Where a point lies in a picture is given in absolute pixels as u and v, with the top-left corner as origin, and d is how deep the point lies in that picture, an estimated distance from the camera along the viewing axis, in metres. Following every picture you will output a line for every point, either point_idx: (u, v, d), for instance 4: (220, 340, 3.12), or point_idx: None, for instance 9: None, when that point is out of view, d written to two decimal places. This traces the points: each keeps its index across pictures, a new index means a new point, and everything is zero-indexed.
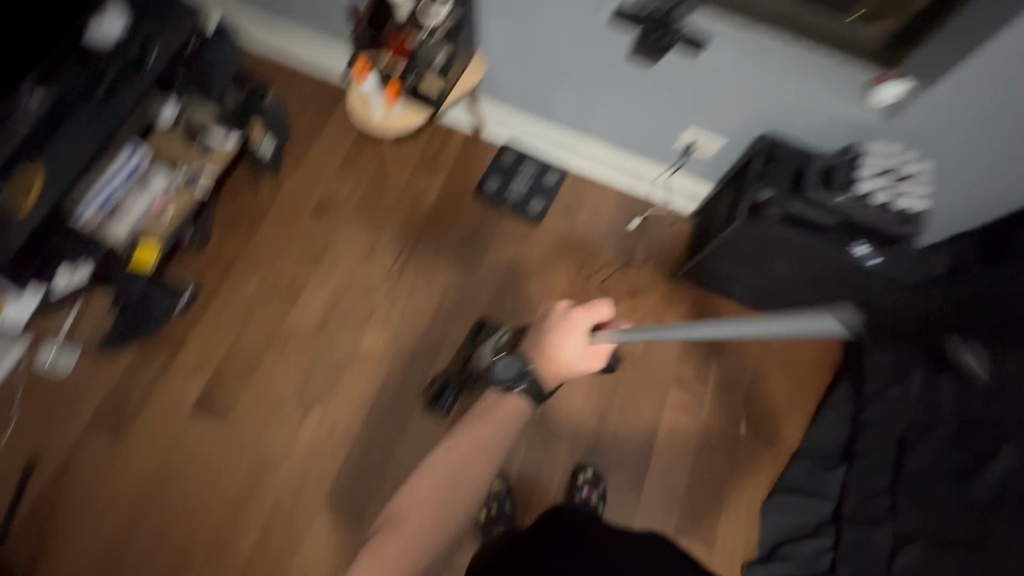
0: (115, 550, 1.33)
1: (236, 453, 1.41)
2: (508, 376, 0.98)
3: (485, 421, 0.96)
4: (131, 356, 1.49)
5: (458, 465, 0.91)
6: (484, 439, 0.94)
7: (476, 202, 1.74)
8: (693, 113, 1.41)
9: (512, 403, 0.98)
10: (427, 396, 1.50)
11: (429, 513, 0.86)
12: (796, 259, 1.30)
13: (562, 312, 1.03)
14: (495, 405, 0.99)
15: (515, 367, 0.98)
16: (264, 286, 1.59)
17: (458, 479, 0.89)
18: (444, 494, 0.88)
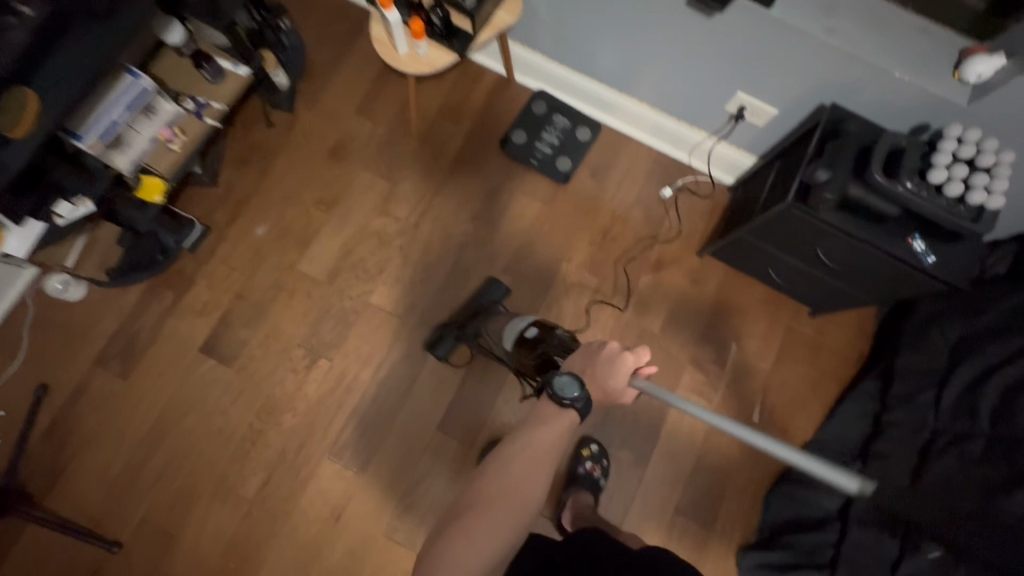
0: (124, 478, 1.35)
1: (244, 395, 1.42)
2: (566, 397, 0.87)
3: (545, 433, 0.86)
4: (141, 292, 1.46)
5: (519, 474, 0.82)
6: (547, 450, 0.86)
7: (501, 157, 1.63)
8: (747, 78, 1.27)
9: (565, 421, 0.88)
10: (429, 337, 1.46)
11: (491, 524, 0.76)
12: (842, 250, 1.19)
13: (611, 351, 0.95)
14: (551, 418, 0.87)
15: (576, 388, 0.87)
16: (275, 230, 1.53)
17: (520, 489, 0.81)
18: (505, 503, 0.79)
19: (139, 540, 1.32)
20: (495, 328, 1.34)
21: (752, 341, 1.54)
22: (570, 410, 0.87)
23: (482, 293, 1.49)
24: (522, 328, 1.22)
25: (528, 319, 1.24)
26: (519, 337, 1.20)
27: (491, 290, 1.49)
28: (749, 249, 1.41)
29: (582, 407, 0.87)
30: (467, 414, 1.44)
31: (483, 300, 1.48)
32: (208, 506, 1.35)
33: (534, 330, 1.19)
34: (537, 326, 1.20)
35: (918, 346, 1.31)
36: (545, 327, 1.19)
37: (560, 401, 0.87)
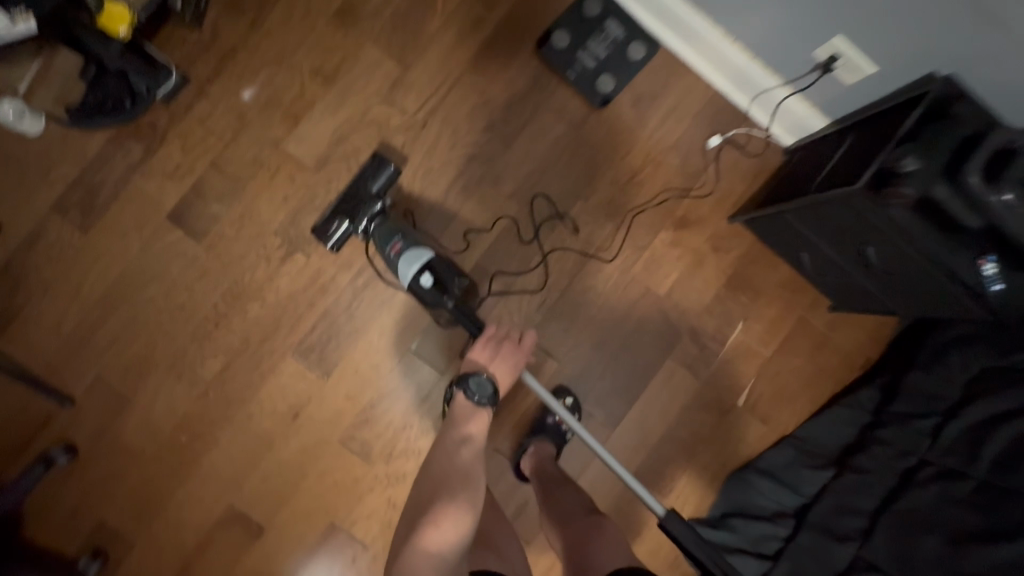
0: (78, 336, 1.30)
1: (209, 276, 1.32)
2: (484, 393, 1.10)
3: (471, 426, 1.08)
4: (107, 138, 1.32)
5: (464, 464, 1.02)
6: (479, 438, 1.08)
7: (534, 61, 1.40)
8: (856, 15, 1.01)
9: (484, 417, 1.10)
10: (319, 224, 1.32)
11: (454, 506, 0.95)
12: (896, 254, 1.00)
13: (506, 350, 1.17)
14: (472, 413, 1.10)
15: (489, 387, 1.11)
16: (263, 96, 1.34)
17: (469, 470, 1.01)
18: (464, 484, 0.99)
19: (91, 399, 1.29)
20: (387, 254, 1.23)
21: (758, 324, 1.42)
22: (484, 403, 1.10)
23: (368, 176, 1.32)
24: (415, 276, 1.18)
25: (421, 260, 1.18)
26: (414, 284, 1.18)
27: (377, 177, 1.32)
28: (789, 226, 1.23)
29: (492, 398, 1.11)
30: (441, 342, 1.35)
31: (370, 185, 1.31)
32: (163, 379, 1.31)
33: (431, 281, 1.18)
34: (431, 271, 1.19)
35: (930, 369, 1.21)
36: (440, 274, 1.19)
37: (477, 401, 1.10)
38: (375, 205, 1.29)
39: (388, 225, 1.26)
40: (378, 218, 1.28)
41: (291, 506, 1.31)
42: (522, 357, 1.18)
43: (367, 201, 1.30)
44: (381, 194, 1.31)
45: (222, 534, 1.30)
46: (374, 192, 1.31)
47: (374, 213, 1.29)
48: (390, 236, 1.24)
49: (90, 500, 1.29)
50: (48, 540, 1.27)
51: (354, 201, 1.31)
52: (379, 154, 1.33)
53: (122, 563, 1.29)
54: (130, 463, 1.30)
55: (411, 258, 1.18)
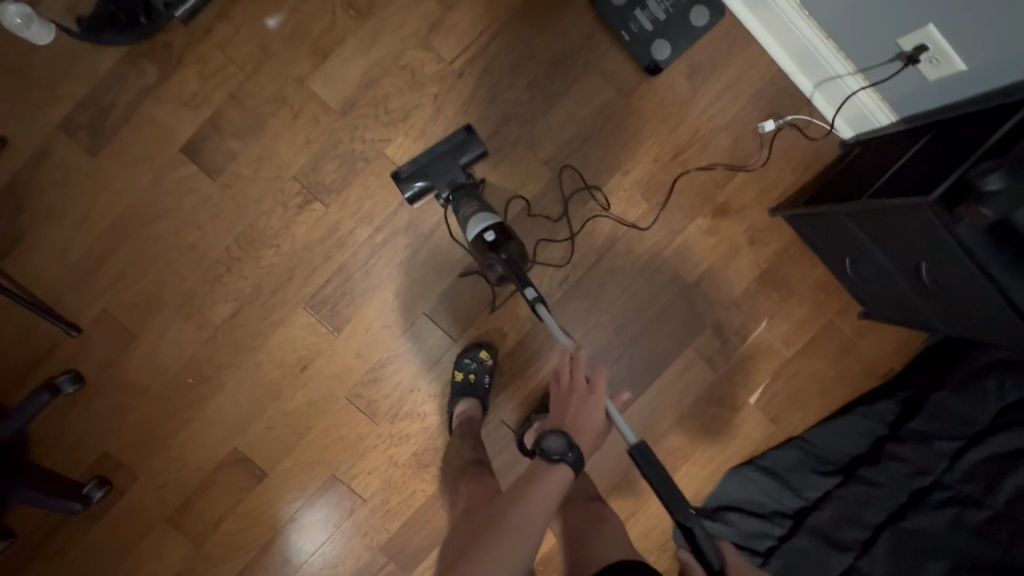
0: (85, 265, 1.26)
1: (222, 215, 1.26)
2: (558, 449, 0.90)
3: (544, 484, 0.88)
4: (120, 55, 1.23)
5: (520, 519, 0.83)
6: (549, 496, 0.87)
7: (586, 15, 1.28)
8: (951, 14, 0.90)
9: (559, 477, 0.89)
10: (399, 173, 1.24)
11: (490, 558, 0.77)
12: (953, 276, 0.95)
13: (577, 394, 1.02)
14: (546, 469, 0.90)
15: (563, 441, 0.91)
16: (291, 25, 1.24)
17: (520, 525, 0.82)
18: (509, 539, 0.80)
19: (98, 331, 1.27)
20: (461, 216, 1.18)
21: (784, 323, 1.36)
22: (564, 462, 0.90)
23: (460, 150, 1.24)
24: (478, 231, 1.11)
25: (489, 219, 1.12)
26: (477, 240, 1.12)
27: (464, 151, 1.24)
28: (840, 227, 1.15)
29: (574, 456, 0.91)
30: (456, 309, 1.31)
31: (458, 157, 1.24)
32: (172, 318, 1.28)
33: (494, 237, 1.11)
34: (496, 230, 1.12)
35: (961, 391, 1.22)
36: (506, 236, 1.12)
37: (550, 458, 0.90)
38: (460, 176, 1.23)
39: (470, 194, 1.21)
40: (458, 186, 1.22)
41: (294, 456, 1.32)
42: (596, 404, 1.01)
43: (454, 169, 1.23)
44: (467, 170, 1.25)
45: (225, 475, 1.31)
46: (460, 165, 1.24)
47: (456, 182, 1.23)
48: (466, 199, 1.19)
49: (95, 429, 1.29)
50: (53, 465, 1.29)
51: (439, 166, 1.24)
52: (472, 129, 1.26)
53: (127, 493, 1.31)
54: (137, 397, 1.29)
55: (478, 217, 1.12)
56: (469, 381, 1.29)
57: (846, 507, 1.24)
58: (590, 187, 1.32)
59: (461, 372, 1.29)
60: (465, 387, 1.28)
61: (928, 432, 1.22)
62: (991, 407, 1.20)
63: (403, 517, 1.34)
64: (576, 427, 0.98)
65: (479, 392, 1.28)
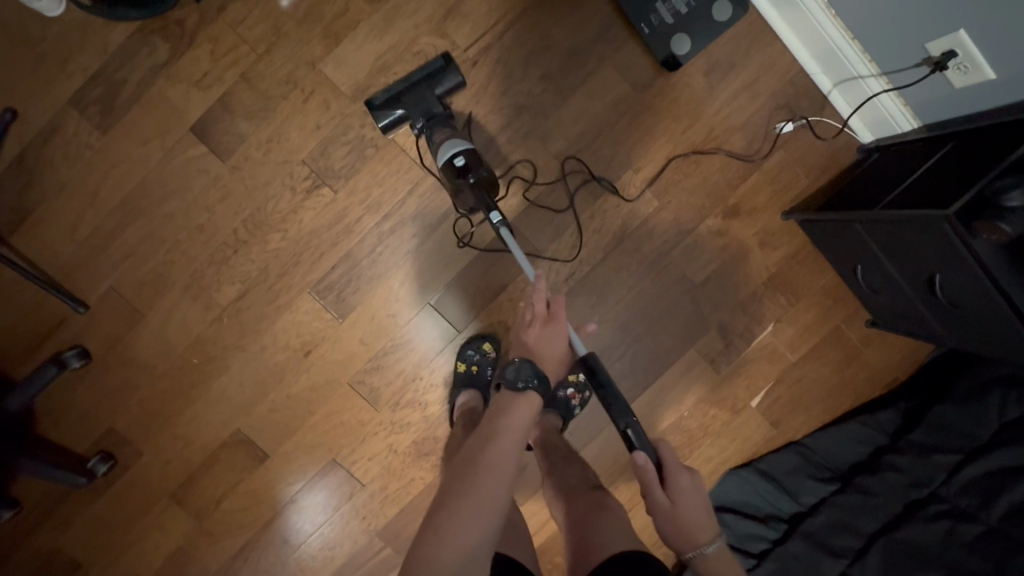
0: (93, 243, 1.26)
1: (230, 197, 1.26)
2: (521, 379, 0.88)
3: (512, 415, 0.86)
4: (132, 32, 1.22)
5: (494, 456, 0.80)
6: (519, 425, 0.85)
7: (604, 6, 1.26)
8: (985, 22, 0.88)
9: (527, 404, 0.88)
10: (374, 102, 1.19)
11: (467, 495, 0.76)
12: (965, 292, 0.94)
13: (535, 316, 0.99)
14: (511, 401, 0.88)
15: (524, 369, 0.89)
16: (304, 6, 1.22)
17: (495, 458, 0.80)
18: (485, 471, 0.78)
19: (105, 308, 1.28)
20: (432, 143, 1.13)
21: (790, 328, 1.35)
22: (530, 389, 0.88)
23: (435, 78, 1.20)
24: (449, 156, 1.05)
25: (460, 145, 1.06)
26: (447, 166, 1.06)
27: (440, 82, 1.19)
28: (852, 236, 1.14)
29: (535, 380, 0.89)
30: (462, 300, 1.31)
31: (433, 88, 1.19)
32: (178, 299, 1.28)
33: (463, 162, 1.05)
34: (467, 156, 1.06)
35: (964, 404, 1.21)
36: (477, 162, 1.06)
37: (515, 387, 0.88)
38: (436, 105, 1.18)
39: (443, 124, 1.16)
40: (433, 116, 1.17)
41: (296, 439, 1.33)
42: (559, 327, 0.99)
43: (429, 99, 1.18)
44: (442, 100, 1.19)
45: (227, 454, 1.33)
46: (437, 95, 1.19)
47: (430, 112, 1.17)
48: (439, 128, 1.14)
49: (101, 405, 1.31)
50: (59, 438, 1.31)
51: (414, 97, 1.18)
52: (449, 59, 1.21)
53: (130, 469, 1.33)
54: (142, 375, 1.30)
55: (449, 144, 1.07)
56: (472, 372, 1.29)
57: (842, 515, 1.24)
58: (600, 180, 1.30)
59: (465, 363, 1.29)
60: (468, 379, 1.29)
61: (927, 443, 1.22)
62: (992, 422, 1.18)
63: (402, 504, 1.35)
64: (537, 354, 0.96)
65: (481, 384, 1.29)
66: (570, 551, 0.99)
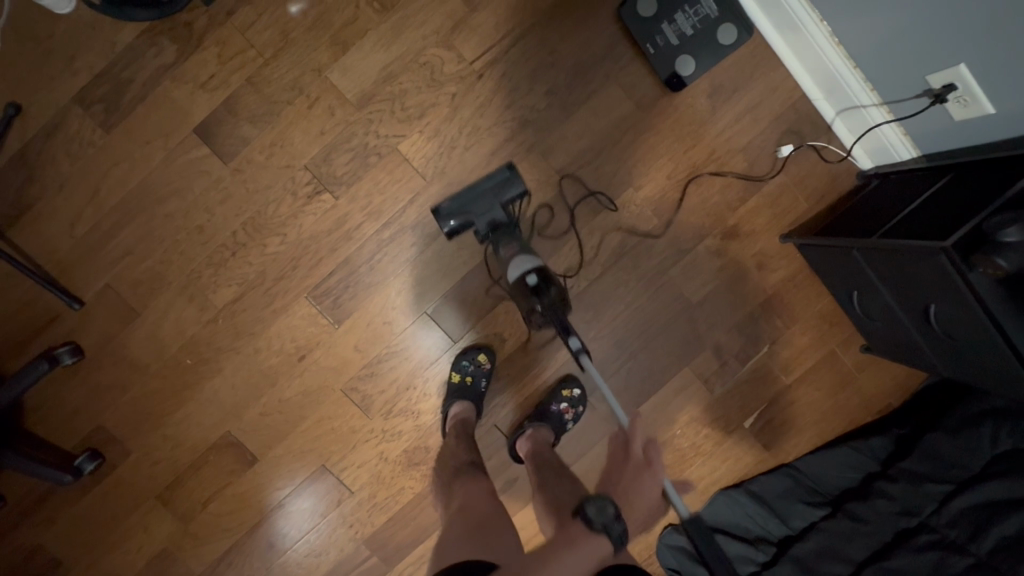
0: (91, 239, 1.26)
1: (232, 199, 1.26)
2: (600, 520, 0.90)
3: (580, 551, 0.89)
4: (141, 31, 1.22)
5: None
6: (583, 565, 0.89)
7: (611, 25, 1.27)
8: (984, 57, 0.88)
9: (597, 546, 0.89)
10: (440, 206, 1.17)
11: None
12: (960, 323, 0.94)
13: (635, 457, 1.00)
14: (584, 539, 0.91)
15: (609, 511, 0.91)
16: (313, 13, 1.23)
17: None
18: None
19: (100, 305, 1.27)
20: (501, 257, 1.16)
21: (784, 351, 1.35)
22: (604, 536, 0.89)
23: (500, 185, 1.17)
24: (522, 276, 1.09)
25: (531, 264, 1.11)
26: (519, 282, 1.10)
27: (506, 189, 1.16)
28: (849, 262, 1.14)
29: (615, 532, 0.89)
30: (459, 311, 1.31)
31: (499, 196, 1.17)
32: (174, 299, 1.28)
33: (536, 283, 1.07)
34: (538, 274, 1.09)
35: (956, 435, 1.22)
36: (547, 282, 1.09)
37: (593, 526, 0.90)
38: (501, 215, 1.16)
39: (511, 238, 1.17)
40: (500, 226, 1.17)
41: (287, 444, 1.32)
42: (655, 472, 0.96)
43: (494, 206, 1.16)
44: (507, 208, 1.18)
45: (216, 457, 1.32)
46: (502, 202, 1.17)
47: (495, 222, 1.17)
48: (509, 242, 1.16)
49: (91, 403, 1.30)
50: (47, 434, 1.30)
51: (479, 204, 1.17)
52: (513, 166, 1.17)
53: (118, 468, 1.32)
54: (135, 374, 1.30)
55: (519, 261, 1.11)
56: (466, 384, 1.28)
57: (832, 541, 1.23)
58: (600, 194, 1.30)
59: (459, 375, 1.28)
60: (462, 391, 1.28)
61: (918, 472, 1.22)
62: (985, 455, 1.18)
63: (390, 512, 1.34)
64: (625, 497, 0.96)
65: (474, 395, 1.28)
66: None
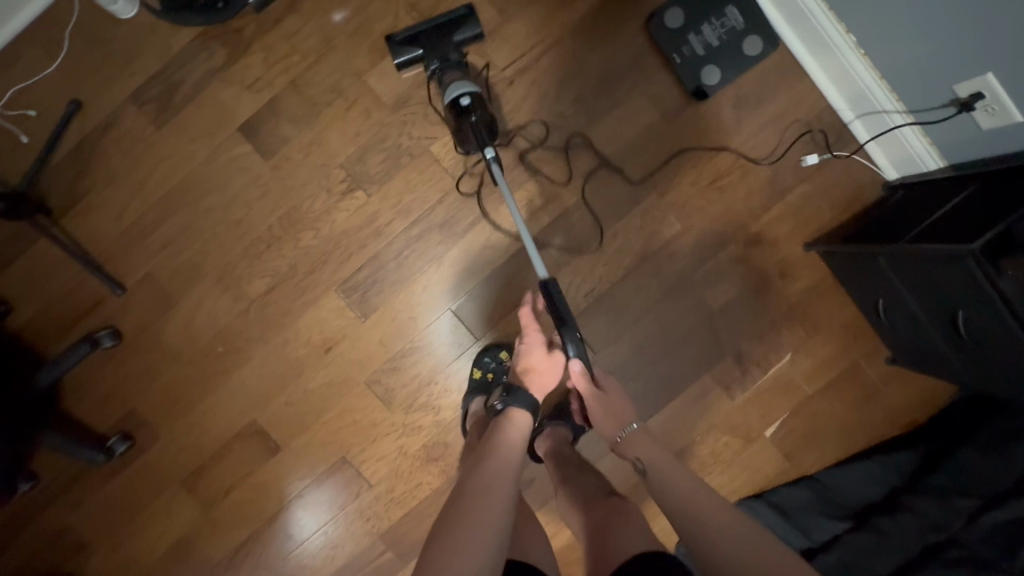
0: (135, 228, 1.32)
1: (269, 195, 1.32)
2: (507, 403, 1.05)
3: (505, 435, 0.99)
4: (195, 36, 1.30)
5: (495, 469, 0.90)
6: (513, 445, 0.97)
7: (639, 35, 1.31)
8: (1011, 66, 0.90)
9: (512, 421, 1.02)
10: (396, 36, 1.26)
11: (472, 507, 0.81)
12: (990, 328, 0.94)
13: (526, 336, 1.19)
14: (505, 423, 1.02)
15: (509, 394, 1.07)
16: (355, 22, 1.30)
17: (491, 471, 0.89)
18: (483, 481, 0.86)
19: (140, 292, 1.33)
20: (443, 84, 1.19)
21: (808, 360, 1.34)
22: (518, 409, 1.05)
23: (455, 26, 1.26)
24: (456, 95, 1.12)
25: (467, 86, 1.12)
26: (452, 104, 1.13)
27: (460, 30, 1.26)
28: (875, 269, 1.14)
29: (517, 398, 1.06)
30: (481, 307, 1.33)
31: (453, 35, 1.25)
32: (209, 288, 1.33)
33: (468, 102, 1.11)
34: (472, 95, 1.13)
35: (987, 451, 1.19)
36: (480, 104, 1.13)
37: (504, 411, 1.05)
38: (452, 53, 1.24)
39: (456, 70, 1.22)
40: (448, 61, 1.23)
41: (308, 434, 1.35)
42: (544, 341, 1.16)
43: (447, 47, 1.24)
44: (459, 48, 1.25)
45: (240, 445, 1.35)
46: (455, 41, 1.25)
47: (446, 58, 1.24)
48: (453, 74, 1.20)
49: (125, 387, 1.35)
50: (83, 416, 1.35)
51: (433, 40, 1.25)
52: (471, 10, 1.27)
53: (146, 452, 1.36)
54: (169, 360, 1.35)
55: (456, 83, 1.13)
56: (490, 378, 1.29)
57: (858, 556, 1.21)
58: (610, 165, 1.33)
59: (484, 372, 1.30)
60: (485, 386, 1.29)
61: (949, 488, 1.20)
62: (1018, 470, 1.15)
63: (406, 508, 1.36)
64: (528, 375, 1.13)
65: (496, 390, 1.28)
66: (590, 557, 0.98)
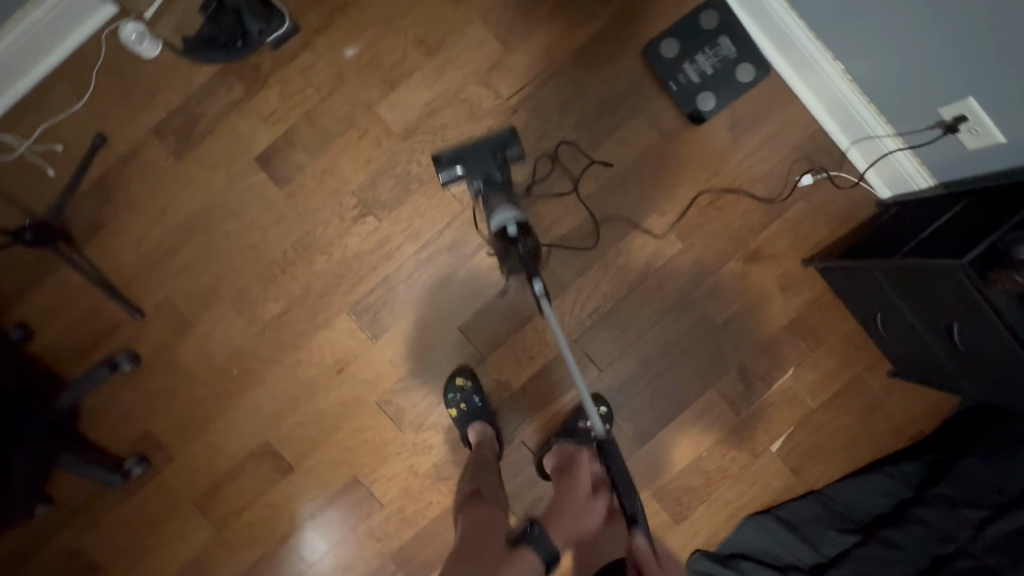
0: (155, 254, 1.37)
1: (284, 220, 1.37)
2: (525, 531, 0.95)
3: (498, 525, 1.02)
4: (214, 71, 1.37)
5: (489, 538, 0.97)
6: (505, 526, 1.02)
7: (636, 63, 1.38)
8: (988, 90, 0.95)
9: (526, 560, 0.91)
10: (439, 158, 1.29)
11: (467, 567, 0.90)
12: (984, 337, 0.97)
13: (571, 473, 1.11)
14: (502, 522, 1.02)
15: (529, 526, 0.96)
16: (366, 56, 1.37)
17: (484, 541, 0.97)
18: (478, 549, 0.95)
19: (158, 316, 1.37)
20: (489, 207, 1.20)
21: (811, 373, 1.37)
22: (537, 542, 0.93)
23: (501, 145, 1.28)
24: (503, 225, 1.11)
25: (513, 215, 1.11)
26: (499, 231, 1.12)
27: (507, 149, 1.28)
28: (871, 283, 1.18)
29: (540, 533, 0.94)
30: (489, 327, 1.37)
31: (501, 152, 1.28)
32: (225, 311, 1.37)
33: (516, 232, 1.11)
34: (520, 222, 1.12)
35: (992, 460, 1.18)
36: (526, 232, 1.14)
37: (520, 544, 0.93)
38: (495, 170, 1.25)
39: (501, 191, 1.22)
40: (489, 179, 1.24)
41: (320, 454, 1.37)
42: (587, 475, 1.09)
43: (492, 166, 1.26)
44: (502, 165, 1.26)
45: (254, 465, 1.37)
46: (503, 158, 1.27)
47: (489, 177, 1.25)
48: (496, 197, 1.20)
49: (142, 409, 1.38)
50: (100, 438, 1.37)
51: (477, 157, 1.28)
52: (514, 132, 1.30)
53: (161, 473, 1.38)
54: (184, 382, 1.38)
55: (501, 211, 1.13)
56: (465, 409, 1.32)
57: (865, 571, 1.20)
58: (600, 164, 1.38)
59: (458, 405, 1.32)
60: (465, 415, 1.32)
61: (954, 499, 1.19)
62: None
63: (417, 527, 1.37)
64: (561, 508, 1.04)
65: (479, 412, 1.32)
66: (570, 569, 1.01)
